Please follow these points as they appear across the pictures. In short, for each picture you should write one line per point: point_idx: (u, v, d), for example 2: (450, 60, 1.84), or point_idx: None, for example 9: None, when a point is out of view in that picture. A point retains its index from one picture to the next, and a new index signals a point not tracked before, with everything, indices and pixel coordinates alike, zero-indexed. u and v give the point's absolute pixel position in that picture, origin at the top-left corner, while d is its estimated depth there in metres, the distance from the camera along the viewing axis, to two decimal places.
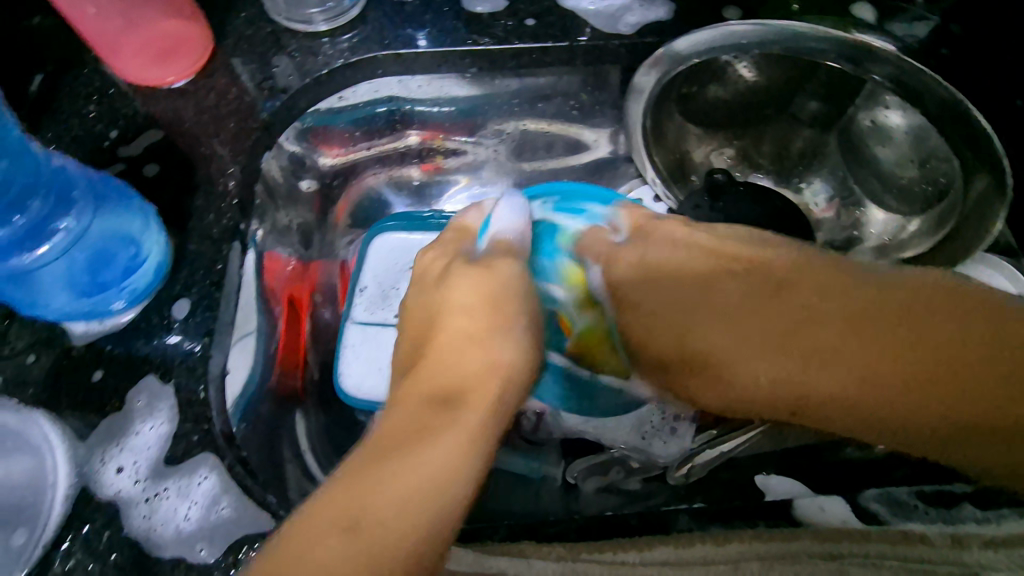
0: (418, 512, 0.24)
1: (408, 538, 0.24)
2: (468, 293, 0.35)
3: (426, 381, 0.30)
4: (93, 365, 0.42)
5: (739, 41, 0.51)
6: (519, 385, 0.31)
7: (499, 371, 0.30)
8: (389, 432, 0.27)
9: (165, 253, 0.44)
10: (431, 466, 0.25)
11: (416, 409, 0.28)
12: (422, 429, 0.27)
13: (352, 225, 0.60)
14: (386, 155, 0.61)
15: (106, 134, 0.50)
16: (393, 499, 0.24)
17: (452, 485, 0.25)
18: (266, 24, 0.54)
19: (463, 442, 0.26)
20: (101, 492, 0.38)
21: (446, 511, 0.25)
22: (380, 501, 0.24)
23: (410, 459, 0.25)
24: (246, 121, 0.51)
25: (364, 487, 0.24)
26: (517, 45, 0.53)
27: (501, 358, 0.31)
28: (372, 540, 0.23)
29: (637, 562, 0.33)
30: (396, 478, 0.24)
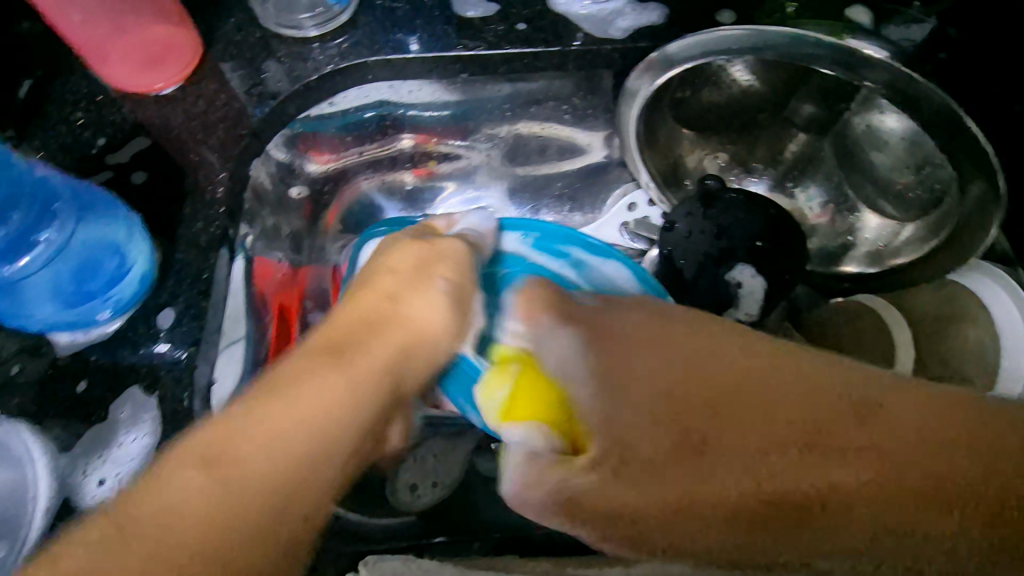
0: (296, 453, 0.28)
1: (292, 483, 0.28)
2: (404, 260, 0.40)
3: (332, 333, 0.35)
4: (77, 375, 0.42)
5: (725, 45, 0.49)
6: (424, 342, 0.37)
7: (392, 335, 0.36)
8: (289, 404, 0.30)
9: (150, 262, 0.44)
10: (307, 410, 0.30)
11: (314, 356, 0.33)
12: (325, 390, 0.31)
13: (343, 230, 0.59)
14: (378, 160, 0.60)
15: (94, 141, 0.50)
16: (259, 442, 0.28)
17: (333, 424, 0.30)
18: (256, 29, 0.54)
19: (344, 387, 0.32)
20: (81, 502, 0.39)
21: (326, 469, 0.29)
22: (242, 459, 0.27)
23: (274, 424, 0.29)
24: (234, 127, 0.50)
25: (263, 436, 0.28)
26: (508, 50, 0.53)
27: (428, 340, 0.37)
28: (242, 488, 0.27)
29: None
30: (237, 447, 0.28)
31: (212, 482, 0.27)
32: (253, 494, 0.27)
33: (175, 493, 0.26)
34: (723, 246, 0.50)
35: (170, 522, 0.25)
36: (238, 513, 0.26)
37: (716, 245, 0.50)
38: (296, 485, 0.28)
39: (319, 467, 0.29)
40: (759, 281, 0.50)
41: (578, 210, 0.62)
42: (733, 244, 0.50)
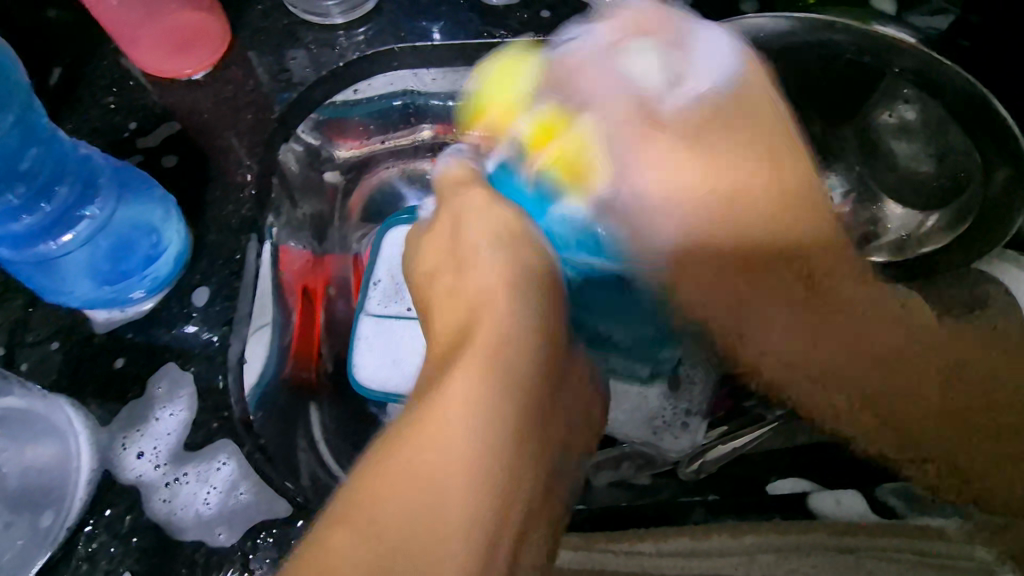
0: (472, 498, 0.24)
1: (420, 503, 0.24)
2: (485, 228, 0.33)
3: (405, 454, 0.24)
4: (113, 353, 0.43)
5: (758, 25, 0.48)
6: (524, 355, 0.28)
7: (511, 342, 0.28)
8: (439, 454, 0.24)
9: (185, 243, 0.45)
10: (455, 454, 0.24)
11: (466, 389, 0.25)
12: (440, 416, 0.25)
13: (365, 220, 0.57)
14: (400, 148, 0.57)
15: (125, 125, 0.51)
16: (409, 491, 0.24)
17: (475, 443, 0.25)
18: (283, 16, 0.54)
19: (495, 417, 0.25)
20: (122, 476, 0.40)
21: (459, 484, 0.24)
22: (415, 474, 0.24)
23: (431, 442, 0.24)
24: (263, 113, 0.52)
25: (389, 479, 0.24)
26: (532, 37, 0.54)
27: (514, 336, 0.28)
28: (381, 552, 0.23)
29: (652, 552, 0.34)
30: (423, 485, 0.24)
31: (458, 504, 0.24)
32: (393, 514, 0.23)
33: (410, 468, 0.24)
34: None
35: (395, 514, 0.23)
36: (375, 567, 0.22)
37: None
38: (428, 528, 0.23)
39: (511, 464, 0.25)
40: None
41: None
42: None
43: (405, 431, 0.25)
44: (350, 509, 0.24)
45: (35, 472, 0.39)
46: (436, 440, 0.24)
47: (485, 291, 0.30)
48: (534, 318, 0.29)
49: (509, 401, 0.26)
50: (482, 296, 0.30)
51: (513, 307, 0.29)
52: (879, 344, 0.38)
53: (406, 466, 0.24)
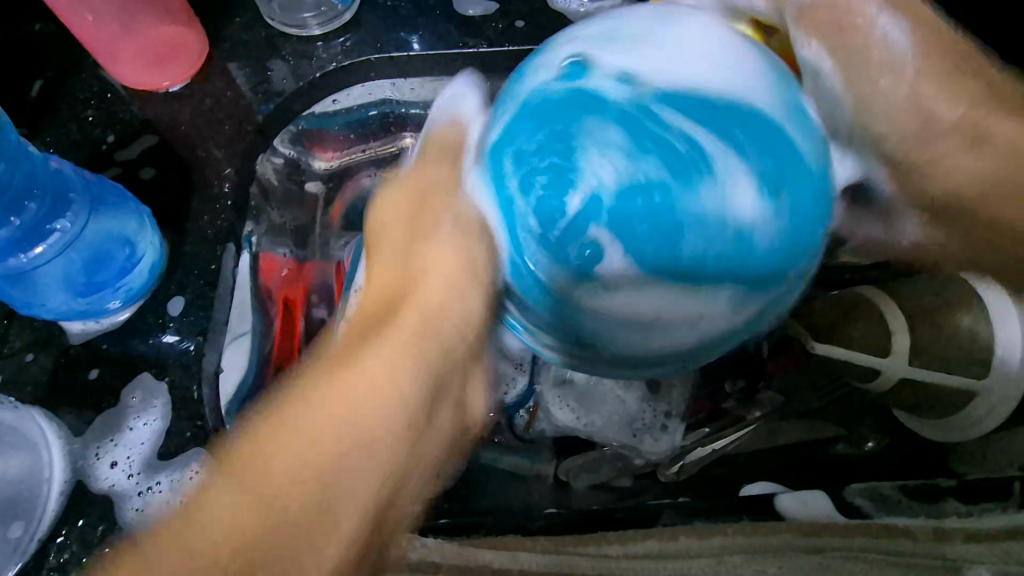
0: (333, 462, 0.22)
1: (307, 500, 0.22)
2: (393, 210, 0.32)
3: (293, 414, 0.23)
4: (88, 364, 0.43)
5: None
6: (450, 317, 0.28)
7: (453, 312, 0.28)
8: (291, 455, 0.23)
9: (160, 253, 0.46)
10: (355, 434, 0.23)
11: (370, 356, 0.25)
12: (337, 405, 0.24)
13: (346, 228, 0.54)
14: (381, 157, 0.56)
15: (103, 138, 0.51)
16: (291, 461, 0.22)
17: (379, 428, 0.24)
18: (262, 29, 0.55)
19: (403, 362, 0.25)
20: (94, 486, 0.40)
21: (361, 482, 0.23)
22: (267, 470, 0.22)
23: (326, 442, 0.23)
24: (242, 123, 0.52)
25: (272, 451, 0.22)
26: (509, 47, 0.55)
27: (447, 325, 0.28)
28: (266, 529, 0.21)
29: (620, 555, 0.34)
30: (285, 478, 0.22)
31: (255, 497, 0.21)
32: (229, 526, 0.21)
33: (258, 474, 0.22)
34: None
35: (270, 489, 0.22)
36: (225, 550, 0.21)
37: None
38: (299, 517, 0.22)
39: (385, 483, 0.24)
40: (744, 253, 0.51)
41: None
42: None
43: (308, 414, 0.23)
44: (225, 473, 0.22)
45: (7, 483, 0.40)
46: (292, 425, 0.23)
47: (433, 251, 0.30)
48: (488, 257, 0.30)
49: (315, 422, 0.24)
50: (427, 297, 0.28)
51: (482, 240, 0.31)
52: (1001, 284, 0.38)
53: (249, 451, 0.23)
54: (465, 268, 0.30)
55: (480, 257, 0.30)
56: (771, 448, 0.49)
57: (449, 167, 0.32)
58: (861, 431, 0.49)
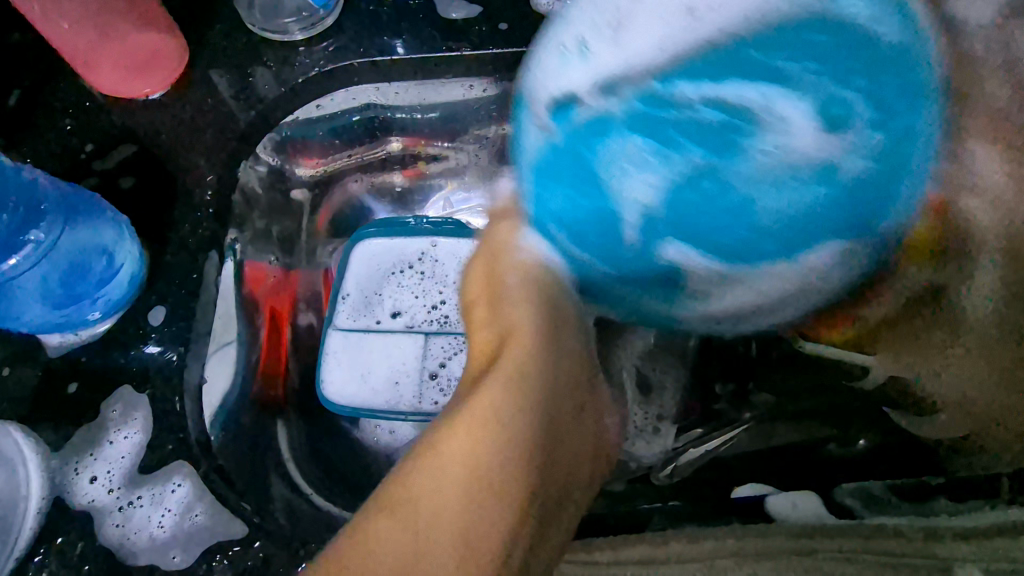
0: (468, 484, 0.27)
1: (467, 519, 0.27)
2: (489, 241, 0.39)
3: (434, 463, 0.28)
4: (67, 378, 0.43)
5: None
6: (538, 344, 0.33)
7: (525, 327, 0.34)
8: (427, 489, 0.28)
9: (140, 262, 0.45)
10: (466, 454, 0.28)
11: (469, 382, 0.33)
12: (467, 432, 0.29)
13: (332, 234, 0.60)
14: (367, 162, 0.61)
15: (82, 147, 0.51)
16: (427, 479, 0.28)
17: (493, 453, 0.28)
18: (243, 35, 0.55)
19: (516, 400, 0.30)
20: (73, 502, 0.39)
21: (508, 488, 0.28)
22: (416, 494, 0.28)
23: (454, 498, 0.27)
24: (222, 131, 0.52)
25: (423, 483, 0.28)
26: (491, 51, 0.56)
27: (535, 375, 0.31)
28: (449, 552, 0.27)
29: (610, 560, 0.34)
30: (400, 546, 0.27)
31: (405, 530, 0.27)
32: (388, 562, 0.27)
33: (378, 539, 0.27)
34: None
35: (398, 541, 0.27)
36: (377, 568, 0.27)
37: None
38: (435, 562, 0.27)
39: (487, 507, 0.27)
40: None
41: None
42: None
43: (440, 455, 0.28)
44: (383, 512, 0.28)
45: None
46: (419, 474, 0.28)
47: (517, 301, 0.36)
48: (537, 320, 0.34)
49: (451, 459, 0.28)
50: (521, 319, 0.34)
51: (534, 305, 0.35)
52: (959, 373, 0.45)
53: (398, 490, 0.28)
54: (547, 321, 0.35)
55: (513, 279, 0.37)
56: (767, 448, 0.49)
57: (517, 232, 0.38)
58: (855, 431, 0.48)
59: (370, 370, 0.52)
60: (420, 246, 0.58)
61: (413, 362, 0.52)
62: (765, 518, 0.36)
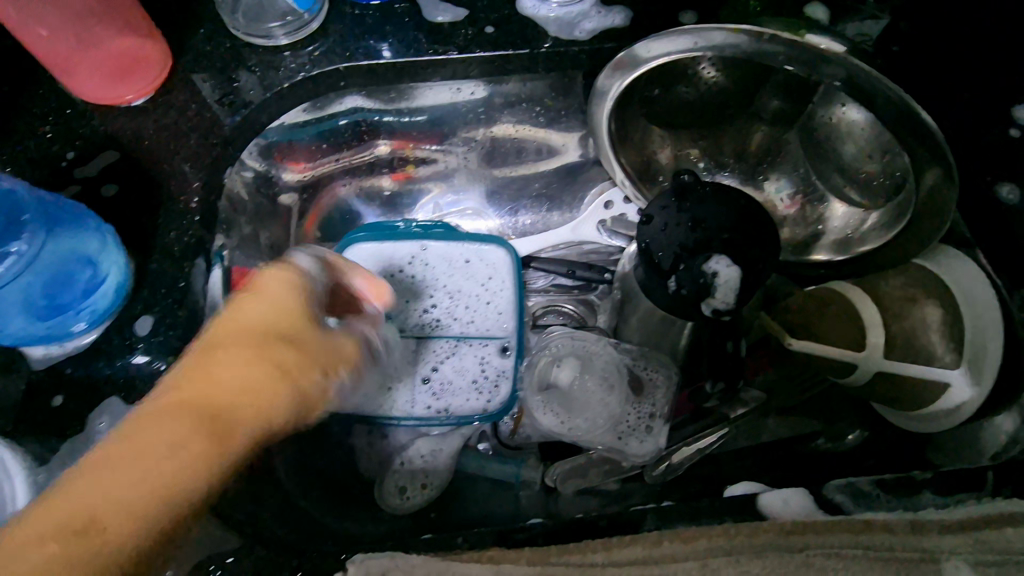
0: (128, 501, 0.29)
1: (87, 532, 0.28)
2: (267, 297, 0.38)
3: (117, 451, 0.30)
4: (52, 390, 0.42)
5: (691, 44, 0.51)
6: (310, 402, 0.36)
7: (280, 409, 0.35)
8: (102, 473, 0.29)
9: (125, 273, 0.44)
10: (163, 464, 0.30)
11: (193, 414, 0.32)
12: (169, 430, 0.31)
13: (322, 239, 0.63)
14: (355, 166, 0.63)
15: (63, 155, 0.50)
16: (92, 486, 0.29)
17: (189, 474, 0.31)
18: (226, 39, 0.54)
19: (218, 444, 0.32)
20: None
21: (171, 501, 0.30)
22: (71, 503, 0.29)
23: (138, 478, 0.29)
24: (206, 135, 0.51)
25: (99, 478, 0.29)
26: (477, 54, 0.55)
27: (276, 415, 0.34)
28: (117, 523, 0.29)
29: (605, 562, 0.33)
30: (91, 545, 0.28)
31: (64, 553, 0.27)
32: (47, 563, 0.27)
33: (52, 559, 0.27)
34: (698, 238, 0.47)
35: (99, 490, 0.29)
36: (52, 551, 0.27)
37: (692, 236, 0.48)
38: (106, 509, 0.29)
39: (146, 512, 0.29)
40: (736, 271, 0.46)
41: (556, 207, 0.68)
42: (709, 234, 0.47)
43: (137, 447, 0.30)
44: (57, 526, 0.28)
45: None
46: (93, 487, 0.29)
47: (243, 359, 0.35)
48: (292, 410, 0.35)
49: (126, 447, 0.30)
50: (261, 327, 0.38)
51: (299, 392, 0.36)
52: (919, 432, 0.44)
53: (64, 503, 0.29)
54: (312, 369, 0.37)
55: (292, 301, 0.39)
56: (755, 444, 0.53)
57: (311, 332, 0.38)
58: (840, 425, 0.52)
59: None
60: (409, 249, 0.60)
61: (406, 364, 0.54)
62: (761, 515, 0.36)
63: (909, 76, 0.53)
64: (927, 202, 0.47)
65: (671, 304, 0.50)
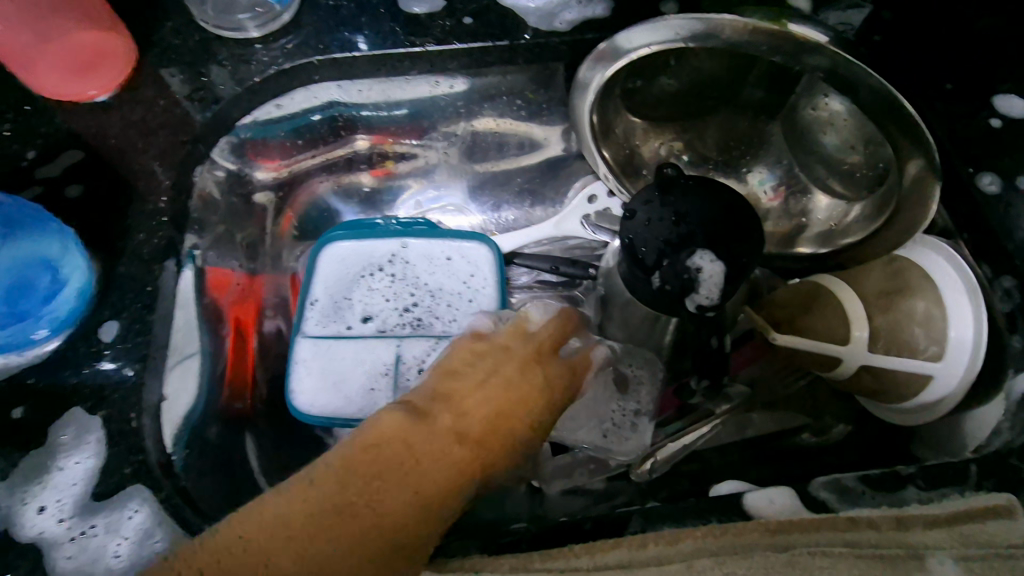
0: (352, 539, 0.32)
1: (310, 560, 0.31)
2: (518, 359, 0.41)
3: (351, 478, 0.33)
4: (12, 401, 0.40)
5: (671, 33, 0.49)
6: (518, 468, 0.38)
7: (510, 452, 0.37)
8: (321, 496, 0.33)
9: (89, 276, 0.43)
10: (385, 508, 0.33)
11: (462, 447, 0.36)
12: (402, 468, 0.34)
13: (299, 237, 0.61)
14: (333, 162, 0.62)
15: (23, 153, 0.47)
16: (330, 516, 0.32)
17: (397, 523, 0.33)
18: (196, 32, 0.52)
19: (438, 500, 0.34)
20: (20, 535, 0.36)
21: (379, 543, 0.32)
22: (308, 524, 0.32)
23: (347, 527, 0.32)
24: (176, 133, 0.50)
25: (318, 508, 0.32)
26: (456, 45, 0.54)
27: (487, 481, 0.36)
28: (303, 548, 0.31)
29: (589, 567, 0.32)
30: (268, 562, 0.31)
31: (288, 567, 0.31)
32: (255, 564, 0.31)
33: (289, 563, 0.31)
34: (683, 232, 0.47)
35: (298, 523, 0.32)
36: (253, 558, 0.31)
37: (676, 231, 0.47)
38: (317, 533, 0.32)
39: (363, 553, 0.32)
40: (719, 267, 0.46)
41: (538, 203, 0.67)
42: (692, 228, 0.46)
43: (370, 473, 0.33)
44: (258, 531, 0.32)
45: None
46: (306, 501, 0.33)
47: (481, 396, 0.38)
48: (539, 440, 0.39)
49: (355, 475, 0.33)
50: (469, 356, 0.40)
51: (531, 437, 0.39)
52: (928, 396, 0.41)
53: (267, 514, 0.32)
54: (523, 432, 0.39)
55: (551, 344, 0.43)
56: (741, 439, 0.53)
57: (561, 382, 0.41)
58: (827, 419, 0.53)
59: (340, 379, 0.52)
60: (388, 248, 0.59)
61: (387, 365, 0.53)
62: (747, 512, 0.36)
63: (889, 64, 0.53)
64: (909, 188, 0.47)
65: (655, 302, 0.49)
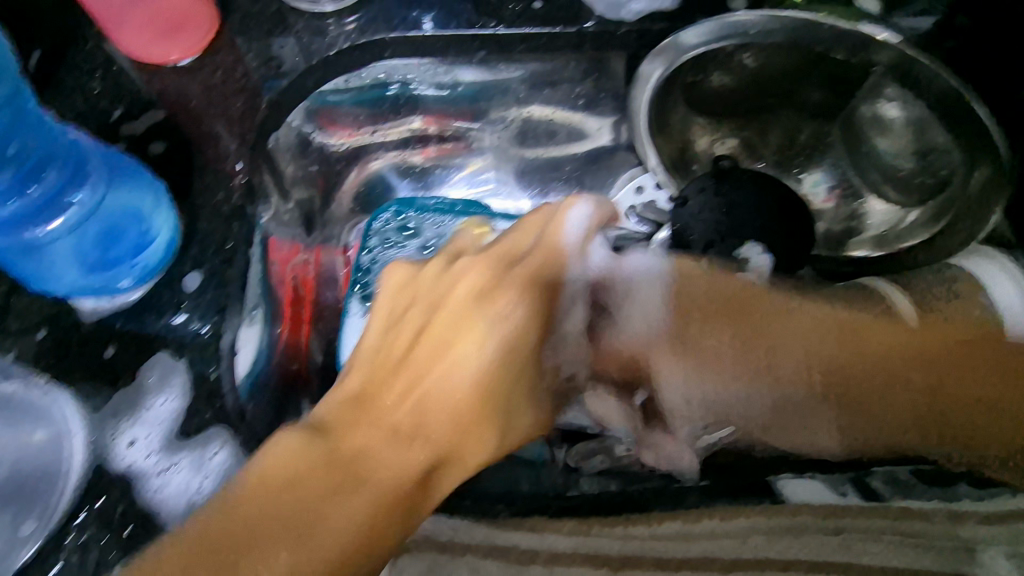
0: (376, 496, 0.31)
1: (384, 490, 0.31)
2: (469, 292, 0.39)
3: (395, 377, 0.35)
4: (103, 342, 0.42)
5: (728, 33, 0.52)
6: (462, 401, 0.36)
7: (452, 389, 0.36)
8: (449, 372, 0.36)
9: (174, 229, 0.45)
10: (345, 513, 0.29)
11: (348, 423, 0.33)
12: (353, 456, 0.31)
13: (357, 210, 0.64)
14: (390, 138, 0.64)
15: (110, 111, 0.50)
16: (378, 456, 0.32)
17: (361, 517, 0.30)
18: (273, 3, 0.53)
19: (374, 496, 0.30)
20: (113, 465, 0.39)
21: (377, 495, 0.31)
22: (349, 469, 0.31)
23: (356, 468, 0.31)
24: (253, 99, 0.51)
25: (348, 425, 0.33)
26: (526, 28, 0.55)
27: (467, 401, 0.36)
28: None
29: (648, 535, 0.36)
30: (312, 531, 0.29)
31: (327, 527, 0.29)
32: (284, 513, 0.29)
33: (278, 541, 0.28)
34: (733, 222, 0.48)
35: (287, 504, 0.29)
36: (191, 565, 0.28)
37: (728, 220, 0.48)
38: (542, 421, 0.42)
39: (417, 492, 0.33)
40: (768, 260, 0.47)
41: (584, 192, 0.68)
42: (745, 220, 0.47)
43: (380, 378, 0.35)
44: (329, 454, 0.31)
45: (32, 456, 0.40)
46: (435, 370, 0.36)
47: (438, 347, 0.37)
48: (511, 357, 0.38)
49: (391, 378, 0.35)
50: (720, 299, 0.41)
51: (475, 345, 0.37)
52: (848, 353, 0.37)
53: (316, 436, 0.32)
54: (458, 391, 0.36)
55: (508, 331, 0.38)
56: None
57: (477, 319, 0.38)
58: None
59: None
60: (434, 227, 0.61)
61: None
62: (780, 496, 0.38)
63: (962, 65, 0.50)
64: (975, 202, 0.49)
65: None
